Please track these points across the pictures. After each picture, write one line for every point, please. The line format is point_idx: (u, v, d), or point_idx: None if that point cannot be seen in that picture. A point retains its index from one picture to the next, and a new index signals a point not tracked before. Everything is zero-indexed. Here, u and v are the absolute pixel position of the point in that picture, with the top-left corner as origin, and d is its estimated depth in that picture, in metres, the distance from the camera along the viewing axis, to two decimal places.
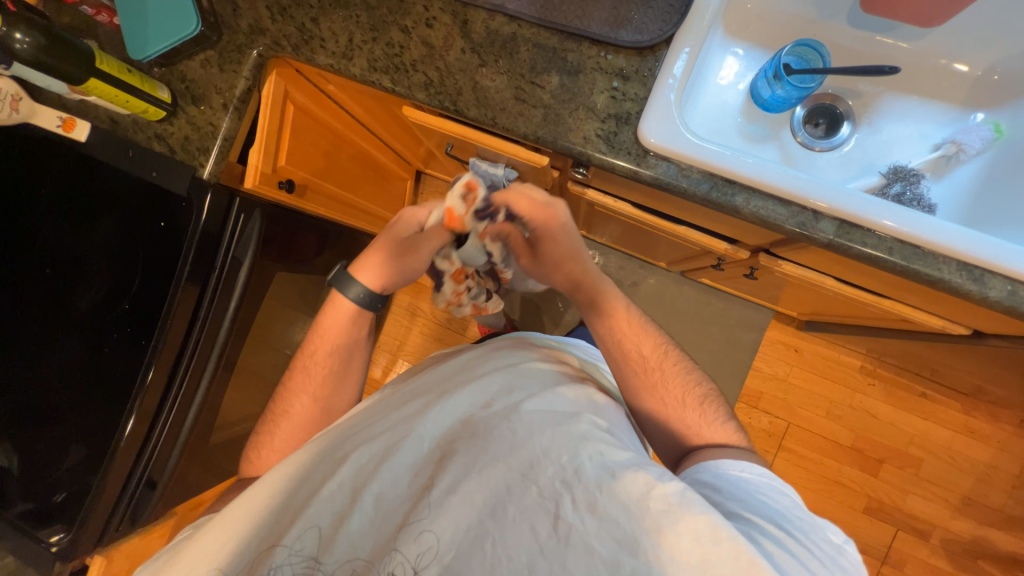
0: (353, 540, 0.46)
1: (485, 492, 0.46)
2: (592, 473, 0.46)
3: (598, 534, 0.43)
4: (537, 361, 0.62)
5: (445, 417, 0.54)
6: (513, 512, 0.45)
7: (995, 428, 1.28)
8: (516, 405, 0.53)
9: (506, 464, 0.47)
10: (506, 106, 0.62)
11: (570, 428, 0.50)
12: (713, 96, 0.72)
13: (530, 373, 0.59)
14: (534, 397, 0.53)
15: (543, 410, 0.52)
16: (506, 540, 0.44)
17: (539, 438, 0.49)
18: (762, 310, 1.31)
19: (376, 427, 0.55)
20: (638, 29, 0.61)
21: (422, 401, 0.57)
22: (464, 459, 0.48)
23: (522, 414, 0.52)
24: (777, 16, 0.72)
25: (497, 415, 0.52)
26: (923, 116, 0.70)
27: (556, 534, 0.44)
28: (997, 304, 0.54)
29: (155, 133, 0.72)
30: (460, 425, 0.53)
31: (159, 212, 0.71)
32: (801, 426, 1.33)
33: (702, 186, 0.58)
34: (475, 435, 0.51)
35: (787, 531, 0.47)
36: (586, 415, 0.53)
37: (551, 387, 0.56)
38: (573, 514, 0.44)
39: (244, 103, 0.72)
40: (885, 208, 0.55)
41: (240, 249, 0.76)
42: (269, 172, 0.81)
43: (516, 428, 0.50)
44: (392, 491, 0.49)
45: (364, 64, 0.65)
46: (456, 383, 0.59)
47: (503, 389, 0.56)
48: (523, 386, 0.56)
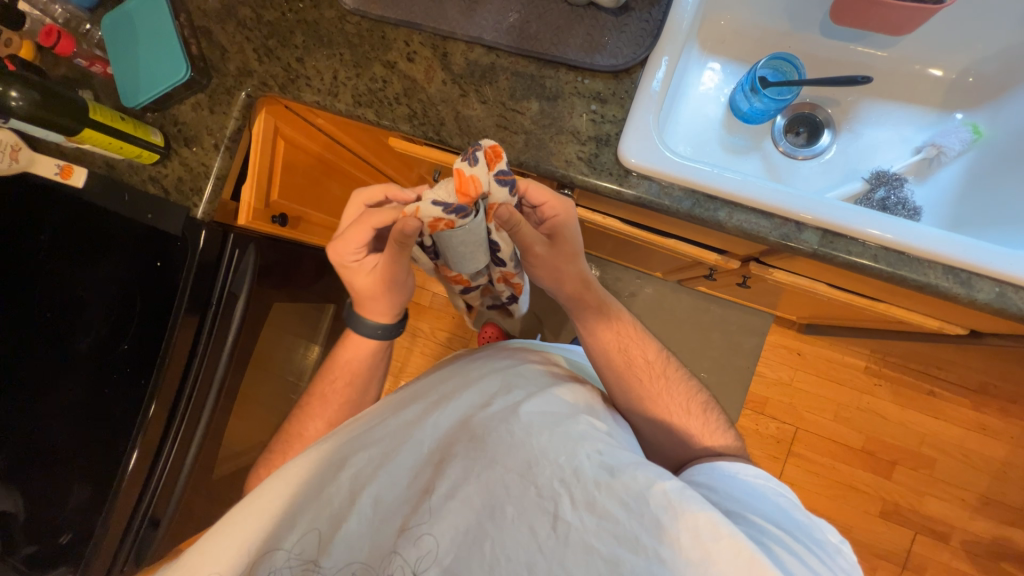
0: (351, 543, 0.46)
1: (483, 494, 0.46)
2: (591, 472, 0.47)
3: (596, 532, 0.44)
4: (534, 363, 0.62)
5: (444, 420, 0.53)
6: (511, 513, 0.45)
7: (1007, 423, 1.26)
8: (515, 406, 0.52)
9: (505, 466, 0.47)
10: (488, 133, 0.63)
11: (568, 428, 0.50)
12: (694, 112, 0.74)
13: (528, 373, 0.58)
14: (533, 398, 0.53)
15: (542, 410, 0.52)
16: (505, 541, 0.44)
17: (538, 438, 0.49)
18: (761, 315, 1.31)
19: (377, 431, 0.55)
20: (613, 53, 0.62)
21: (421, 405, 0.57)
22: (463, 463, 0.48)
23: (521, 415, 0.51)
24: (752, 30, 0.73)
25: (495, 415, 0.52)
26: (902, 120, 0.71)
27: (555, 533, 0.44)
28: (986, 306, 0.54)
29: (150, 176, 0.74)
30: (459, 427, 0.52)
31: (155, 252, 0.72)
32: (809, 431, 1.31)
33: (684, 203, 0.59)
34: (474, 437, 0.50)
35: (784, 530, 0.49)
36: (584, 415, 0.54)
37: (549, 386, 0.56)
38: (573, 514, 0.44)
39: (235, 142, 0.73)
40: (866, 217, 0.55)
41: (235, 284, 0.77)
42: (261, 208, 0.83)
43: (514, 429, 0.50)
44: (389, 492, 0.49)
45: (349, 99, 0.67)
46: (455, 385, 0.58)
47: (501, 389, 0.56)
48: (521, 387, 0.56)
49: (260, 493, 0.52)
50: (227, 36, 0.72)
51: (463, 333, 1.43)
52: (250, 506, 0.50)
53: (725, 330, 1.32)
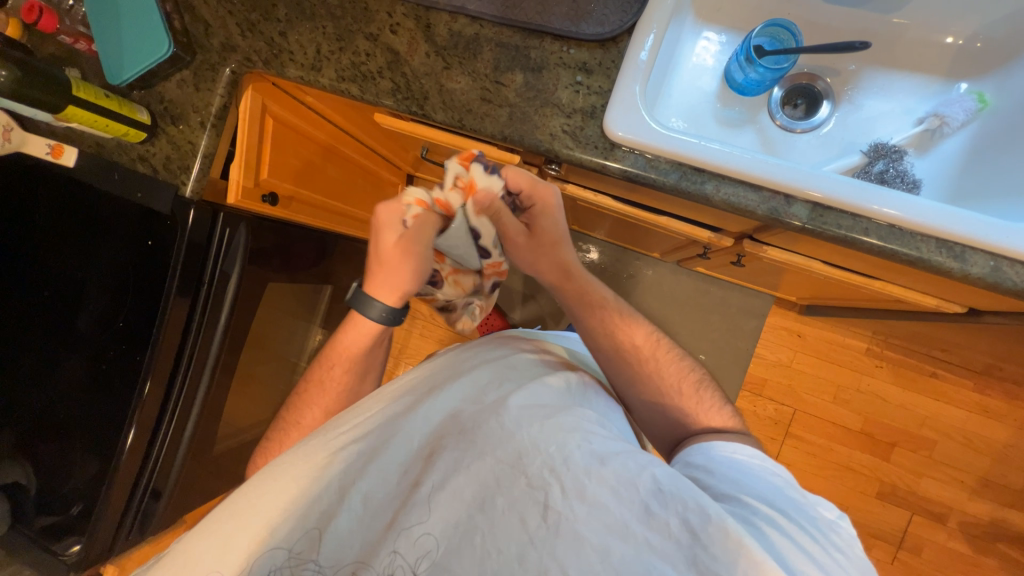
0: (342, 539, 0.46)
1: (473, 486, 0.46)
2: (581, 461, 0.46)
3: (588, 521, 0.43)
4: (524, 354, 0.61)
5: (433, 412, 0.53)
6: (502, 504, 0.45)
7: (1011, 406, 1.24)
8: (504, 398, 0.52)
9: (494, 456, 0.47)
10: (471, 107, 0.62)
11: (558, 418, 0.50)
12: (687, 83, 0.71)
13: (518, 364, 0.59)
14: (521, 389, 0.53)
15: (531, 402, 0.51)
16: (494, 534, 0.43)
17: (527, 430, 0.48)
18: (762, 296, 1.29)
19: (367, 423, 0.54)
20: (599, 21, 0.60)
21: (412, 396, 0.57)
22: (452, 455, 0.48)
23: (510, 407, 0.51)
24: None
25: (485, 409, 0.52)
26: (905, 90, 0.68)
27: (545, 523, 0.43)
28: (979, 281, 0.53)
29: (138, 155, 0.74)
30: (448, 421, 0.52)
31: (145, 232, 0.73)
32: (808, 413, 1.30)
33: (671, 176, 0.58)
34: (464, 431, 0.50)
35: (777, 509, 0.48)
36: (574, 404, 0.53)
37: (539, 375, 0.56)
38: (562, 503, 0.44)
39: (221, 120, 0.73)
40: (868, 192, 0.54)
41: (227, 265, 0.77)
42: (251, 187, 0.83)
43: (504, 421, 0.50)
44: (379, 488, 0.49)
45: (332, 74, 0.66)
46: (443, 379, 0.58)
47: (491, 381, 0.56)
48: (511, 378, 0.56)
49: (247, 489, 0.50)
50: (210, 10, 0.71)
51: None
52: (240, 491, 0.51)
53: (724, 311, 1.30)
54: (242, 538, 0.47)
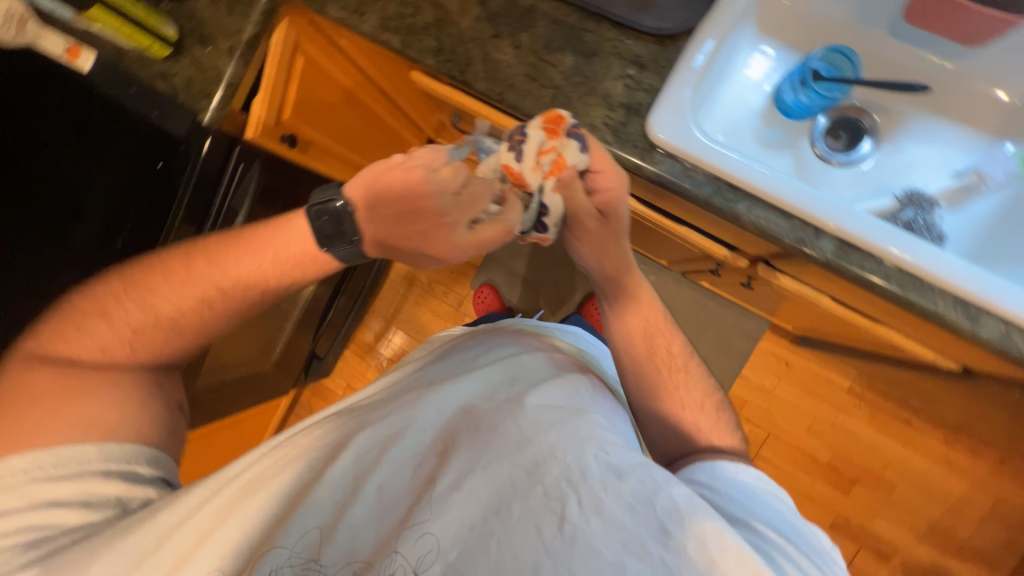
0: (352, 539, 0.45)
1: (490, 489, 0.44)
2: (598, 473, 0.43)
3: (604, 536, 0.41)
4: (540, 351, 0.59)
5: (444, 408, 0.51)
6: (518, 511, 0.42)
7: (973, 463, 1.28)
8: (520, 398, 0.50)
9: (511, 461, 0.45)
10: (514, 82, 0.60)
11: (575, 425, 0.47)
12: (735, 95, 0.69)
13: (532, 363, 0.55)
14: (537, 390, 0.50)
15: (549, 404, 0.49)
16: (511, 541, 0.41)
17: (545, 434, 0.46)
18: (758, 319, 1.30)
19: (384, 410, 0.52)
20: (661, 16, 0.58)
21: (426, 385, 0.55)
22: (468, 454, 0.46)
23: (527, 408, 0.48)
24: (814, 17, 0.68)
25: (502, 408, 0.49)
26: (950, 140, 0.67)
27: (561, 534, 0.41)
28: (988, 344, 0.53)
29: (159, 72, 0.69)
30: (460, 418, 0.50)
31: (156, 151, 0.70)
32: (780, 438, 1.33)
33: (705, 188, 0.57)
34: (478, 430, 0.48)
35: (786, 539, 0.46)
36: (590, 409, 0.50)
37: (553, 375, 0.53)
38: (579, 514, 0.42)
39: (251, 50, 0.70)
40: (892, 238, 0.53)
41: (235, 201, 0.78)
42: (270, 125, 0.79)
43: (521, 424, 0.47)
44: (393, 482, 0.47)
45: (374, 21, 0.63)
46: (459, 371, 0.56)
47: (505, 380, 0.53)
48: (525, 377, 0.53)
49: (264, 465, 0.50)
50: None
51: (460, 289, 1.42)
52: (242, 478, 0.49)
53: (719, 328, 1.32)
54: (242, 527, 0.45)
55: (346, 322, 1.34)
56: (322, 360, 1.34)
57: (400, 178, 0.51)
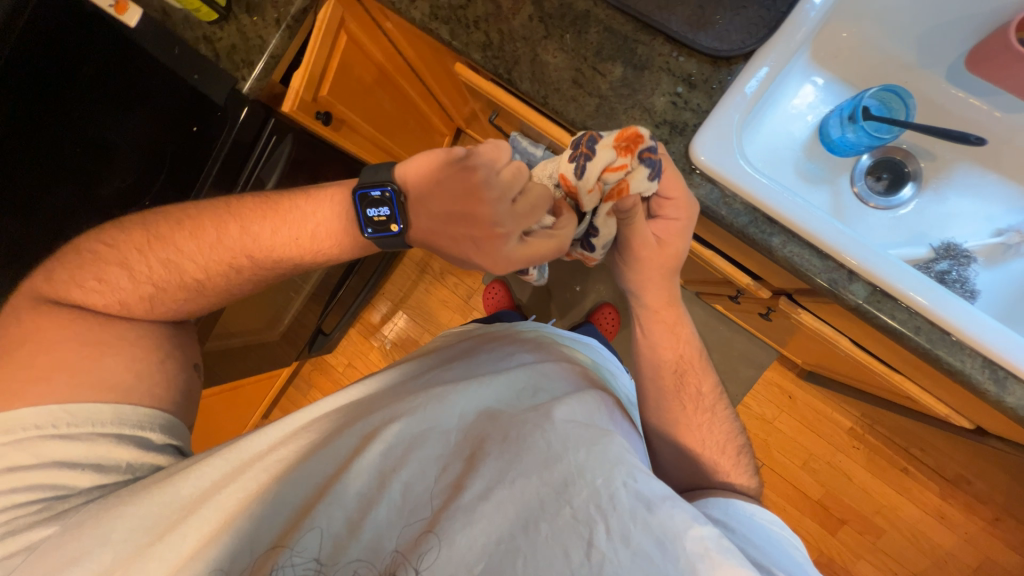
0: (367, 542, 0.39)
1: (517, 504, 0.40)
2: (627, 501, 0.40)
3: (632, 571, 0.37)
4: (561, 363, 0.57)
5: (467, 410, 0.48)
6: (545, 532, 0.39)
7: (966, 519, 1.26)
8: (548, 409, 0.46)
9: (539, 476, 0.41)
10: (560, 86, 0.59)
11: (604, 446, 0.44)
12: (781, 124, 0.68)
13: (553, 374, 0.53)
14: (565, 402, 0.47)
15: (577, 420, 0.46)
16: (536, 564, 0.37)
17: (574, 452, 0.43)
18: (767, 349, 1.30)
19: (400, 404, 0.49)
20: (719, 36, 0.57)
21: (445, 382, 0.52)
22: (496, 463, 0.42)
23: (555, 421, 0.45)
24: (872, 53, 0.66)
25: (529, 418, 0.46)
26: (996, 195, 0.65)
27: (588, 563, 0.38)
28: (1009, 410, 0.52)
29: (204, 35, 0.70)
30: (484, 422, 0.46)
31: (190, 115, 0.69)
32: (774, 470, 1.32)
33: (741, 218, 0.56)
34: (506, 437, 0.44)
35: None
36: (614, 430, 0.47)
37: (578, 390, 0.51)
38: (607, 543, 0.38)
39: (297, 23, 0.70)
40: (929, 290, 0.52)
41: (265, 171, 0.77)
42: (308, 100, 0.79)
43: (550, 438, 0.43)
44: (411, 484, 0.42)
45: (425, 9, 0.62)
46: (480, 373, 0.53)
47: (528, 388, 0.51)
48: (548, 388, 0.51)
49: (262, 455, 0.46)
50: None
51: (472, 282, 1.42)
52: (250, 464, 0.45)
53: (727, 353, 1.31)
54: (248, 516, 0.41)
55: (356, 302, 1.33)
56: (328, 335, 1.31)
57: (453, 176, 0.50)
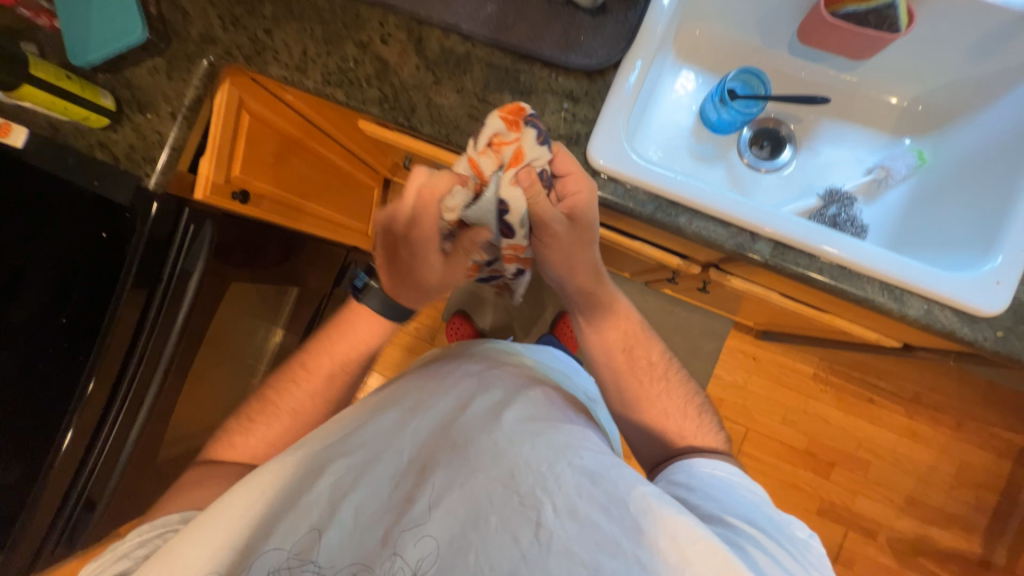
0: (333, 554, 0.45)
1: (468, 504, 0.45)
2: (572, 480, 0.46)
3: (578, 539, 0.44)
4: (508, 366, 0.61)
5: (423, 428, 0.52)
6: (495, 522, 0.44)
7: (935, 431, 1.35)
8: (497, 414, 0.51)
9: (489, 475, 0.46)
10: (459, 123, 0.63)
11: (550, 437, 0.49)
12: (666, 117, 0.75)
13: (502, 377, 0.57)
14: (513, 405, 0.52)
15: (525, 419, 0.51)
16: (489, 551, 0.43)
17: (520, 448, 0.48)
18: (722, 319, 1.37)
19: (357, 431, 0.52)
20: (587, 54, 0.62)
21: (399, 403, 0.55)
22: (447, 472, 0.47)
23: (503, 424, 0.50)
24: (725, 43, 0.75)
25: (478, 423, 0.51)
26: (857, 141, 0.75)
27: (538, 541, 0.43)
28: (914, 322, 0.58)
29: (98, 142, 0.69)
30: (439, 436, 0.51)
31: (98, 223, 0.68)
32: (759, 432, 1.37)
33: (648, 207, 0.60)
34: (456, 446, 0.49)
35: (758, 528, 0.50)
36: (561, 420, 0.52)
37: (524, 390, 0.55)
38: (554, 520, 0.44)
39: (193, 112, 0.70)
40: (823, 235, 0.58)
41: (189, 262, 0.73)
42: (221, 183, 0.79)
43: (497, 439, 0.49)
44: (371, 501, 0.47)
45: (318, 77, 0.65)
46: (432, 387, 0.57)
47: (478, 394, 0.55)
48: (497, 391, 0.55)
49: (229, 499, 0.48)
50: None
51: (432, 323, 1.42)
52: (218, 504, 0.48)
53: (687, 332, 1.37)
54: (220, 553, 0.46)
55: None
56: None
57: (388, 239, 0.57)
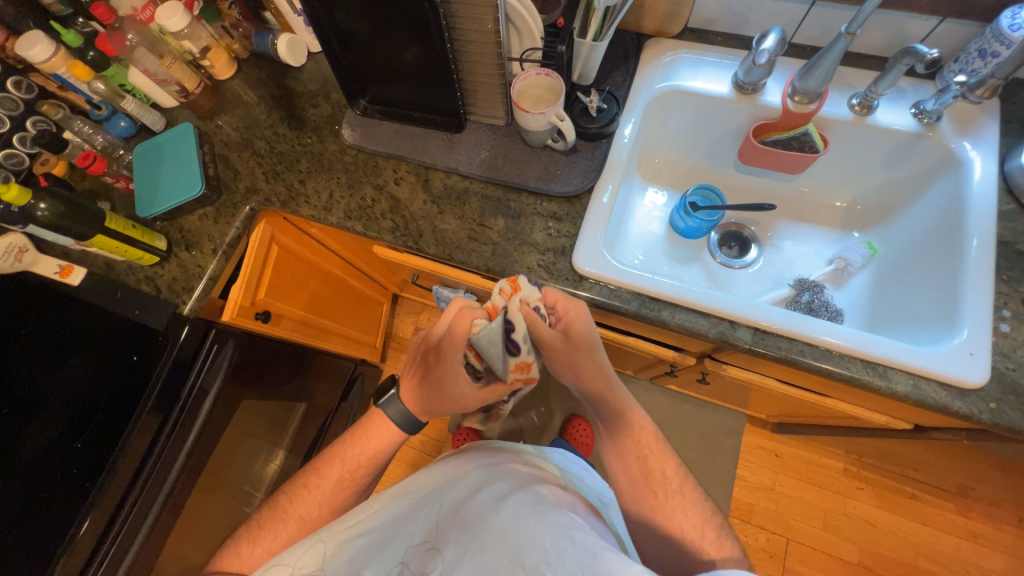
0: None
1: None
2: (575, 554, 0.42)
3: None
4: (520, 464, 0.62)
5: (434, 512, 0.52)
6: None
7: (996, 531, 1.22)
8: (504, 497, 0.51)
9: (491, 549, 0.44)
10: (460, 244, 0.73)
11: (555, 517, 0.47)
12: (640, 228, 0.86)
13: (513, 471, 0.58)
14: (521, 490, 0.52)
15: (530, 501, 0.50)
16: None
17: (524, 523, 0.46)
18: (734, 414, 1.33)
19: (375, 514, 0.53)
20: (566, 182, 0.74)
21: (417, 492, 0.57)
22: (453, 548, 0.45)
23: (509, 504, 0.49)
24: (681, 167, 0.90)
25: (486, 504, 0.50)
26: (814, 237, 0.84)
27: None
28: (906, 397, 0.59)
29: (145, 276, 0.79)
30: (448, 518, 0.50)
31: (132, 347, 0.74)
32: (802, 543, 1.24)
33: (632, 304, 0.67)
34: (464, 525, 0.48)
35: None
36: (566, 510, 0.51)
37: (532, 483, 0.55)
38: None
39: (232, 247, 0.81)
40: (819, 325, 0.62)
41: (206, 380, 0.79)
42: (247, 305, 0.86)
43: (503, 516, 0.47)
44: None
45: (341, 214, 0.78)
46: (448, 479, 0.58)
47: (489, 482, 0.55)
48: (507, 479, 0.55)
49: None
50: (241, 161, 0.85)
51: (439, 434, 1.39)
52: None
53: (701, 430, 1.33)
54: None
55: None
56: None
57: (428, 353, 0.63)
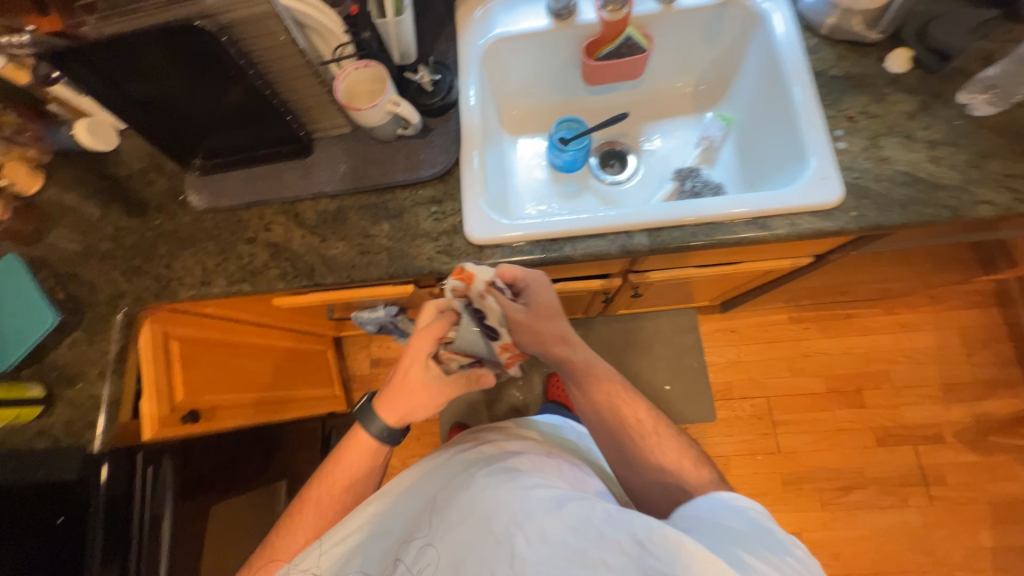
0: None
1: (450, 553, 0.49)
2: (542, 509, 0.49)
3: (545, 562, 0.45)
4: (489, 433, 0.67)
5: (416, 501, 0.58)
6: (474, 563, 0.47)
7: (919, 315, 1.39)
8: (475, 473, 0.56)
9: (465, 522, 0.50)
10: (354, 263, 0.70)
11: (522, 480, 0.53)
12: (525, 179, 0.87)
13: (483, 445, 0.63)
14: (490, 463, 0.57)
15: (499, 470, 0.55)
16: None
17: (494, 493, 0.52)
18: (685, 311, 1.42)
19: (364, 512, 0.59)
20: (432, 164, 0.73)
21: (398, 484, 0.62)
22: (432, 529, 0.52)
23: (480, 478, 0.55)
24: (540, 109, 0.91)
25: (459, 483, 0.56)
26: (678, 129, 0.89)
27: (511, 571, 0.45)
28: (789, 236, 0.65)
29: (36, 431, 0.70)
30: (429, 504, 0.57)
31: (53, 510, 0.65)
32: (780, 395, 1.36)
33: (535, 253, 0.68)
34: (441, 508, 0.54)
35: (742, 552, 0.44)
36: (534, 467, 0.57)
37: (501, 452, 0.61)
38: (526, 548, 0.46)
39: (121, 362, 0.74)
40: (721, 201, 0.67)
41: (156, 506, 0.75)
42: (168, 413, 0.78)
43: (474, 492, 0.53)
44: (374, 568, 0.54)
45: (223, 282, 0.72)
46: (426, 467, 0.63)
47: (462, 463, 0.60)
48: (479, 456, 0.61)
49: None
50: (91, 271, 0.76)
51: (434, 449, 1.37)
52: None
53: (663, 338, 1.41)
54: None
55: None
56: None
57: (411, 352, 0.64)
